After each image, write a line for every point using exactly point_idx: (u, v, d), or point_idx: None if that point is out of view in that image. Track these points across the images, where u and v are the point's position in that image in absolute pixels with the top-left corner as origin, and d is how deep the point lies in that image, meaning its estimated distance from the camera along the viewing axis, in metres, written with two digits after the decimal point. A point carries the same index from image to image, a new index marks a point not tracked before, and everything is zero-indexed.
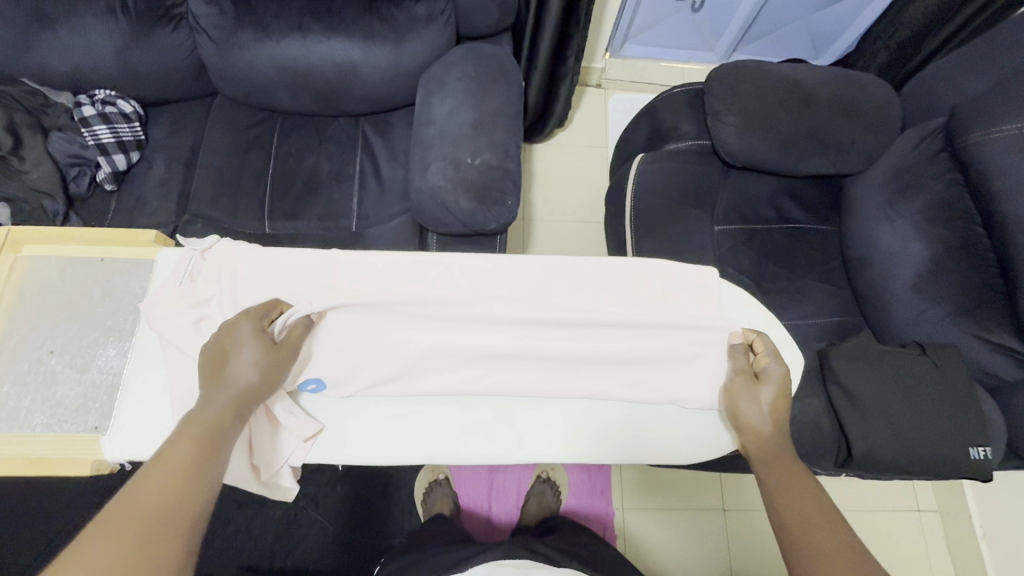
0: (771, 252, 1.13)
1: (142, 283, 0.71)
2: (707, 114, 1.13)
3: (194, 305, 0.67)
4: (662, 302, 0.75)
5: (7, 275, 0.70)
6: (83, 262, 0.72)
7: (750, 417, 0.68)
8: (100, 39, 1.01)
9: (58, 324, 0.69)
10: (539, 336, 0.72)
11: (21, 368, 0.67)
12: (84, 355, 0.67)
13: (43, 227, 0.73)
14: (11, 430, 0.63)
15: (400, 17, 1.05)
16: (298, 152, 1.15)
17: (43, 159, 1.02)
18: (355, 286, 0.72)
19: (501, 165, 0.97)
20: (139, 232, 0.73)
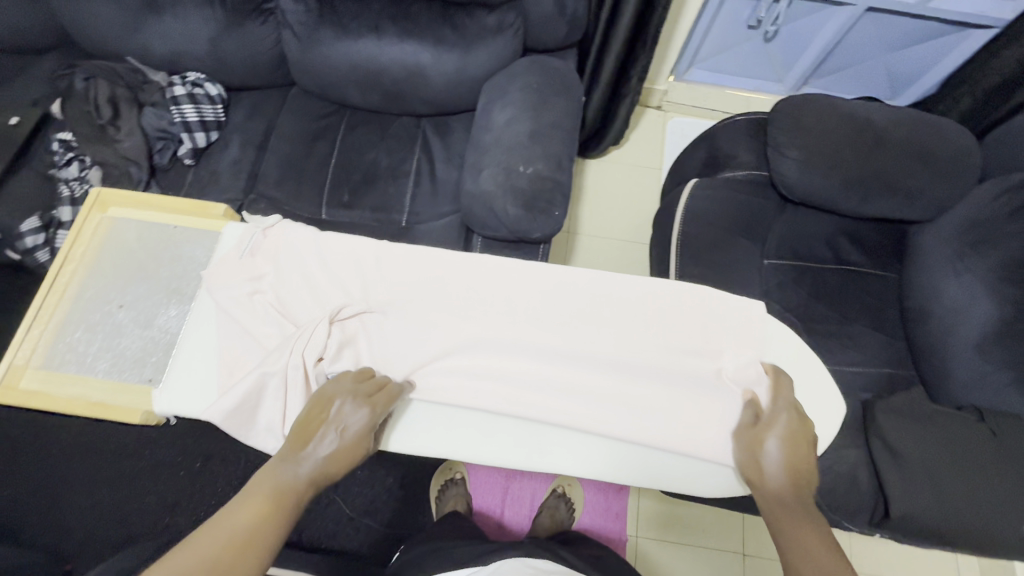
0: (823, 294, 1.09)
1: (207, 253, 0.76)
2: (768, 145, 1.10)
3: (250, 279, 0.72)
4: (696, 331, 0.75)
5: (93, 232, 0.77)
6: (158, 228, 0.77)
7: (762, 463, 0.64)
8: (197, 26, 1.10)
9: (128, 282, 0.75)
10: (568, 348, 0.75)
11: (93, 318, 0.73)
12: (147, 313, 0.73)
13: (130, 191, 0.79)
14: (78, 373, 0.69)
15: (471, 26, 1.08)
16: (361, 145, 1.20)
17: (135, 131, 1.12)
18: (400, 280, 0.75)
19: (553, 176, 0.98)
20: (210, 206, 0.78)
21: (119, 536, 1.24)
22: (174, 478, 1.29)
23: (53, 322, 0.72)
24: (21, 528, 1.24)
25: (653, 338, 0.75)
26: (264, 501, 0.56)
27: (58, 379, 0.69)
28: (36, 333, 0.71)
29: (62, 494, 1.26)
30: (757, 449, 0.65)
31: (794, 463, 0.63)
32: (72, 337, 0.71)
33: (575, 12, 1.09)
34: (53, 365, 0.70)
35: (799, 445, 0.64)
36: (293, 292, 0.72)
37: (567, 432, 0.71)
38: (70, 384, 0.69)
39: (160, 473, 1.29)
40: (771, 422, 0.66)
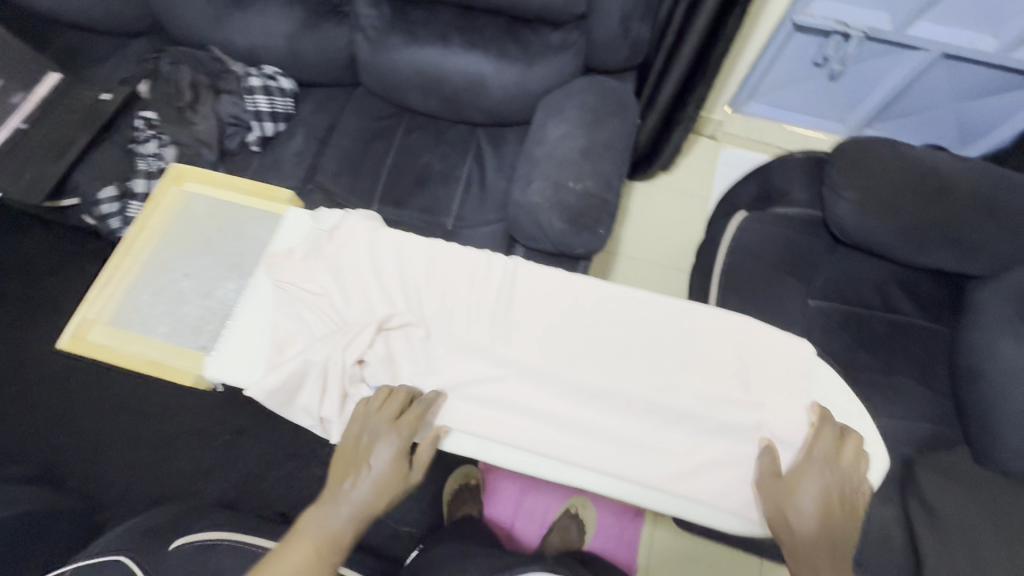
0: (870, 340, 1.05)
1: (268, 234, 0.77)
2: (824, 185, 1.08)
3: (308, 267, 0.71)
4: (758, 369, 0.67)
5: (168, 202, 0.81)
6: (229, 205, 0.81)
7: (793, 517, 0.59)
8: (279, 23, 1.17)
9: (195, 252, 0.77)
10: (608, 368, 0.67)
11: (159, 282, 0.75)
12: (209, 283, 0.75)
13: (205, 168, 0.83)
14: (138, 332, 0.72)
15: (535, 42, 1.11)
16: (416, 148, 1.24)
17: (210, 116, 1.18)
18: (455, 282, 0.71)
19: (601, 194, 0.99)
20: (279, 190, 0.80)
21: (149, 494, 1.30)
22: (204, 446, 1.34)
23: (124, 281, 0.76)
24: (63, 472, 1.32)
25: (710, 372, 0.66)
26: (318, 546, 0.59)
27: (118, 336, 0.71)
28: (106, 290, 0.74)
29: (104, 446, 1.34)
30: (787, 500, 0.59)
31: (828, 525, 0.58)
32: (138, 299, 0.74)
33: (639, 36, 1.10)
34: (115, 322, 0.73)
35: (833, 507, 0.59)
36: (344, 286, 0.70)
37: (604, 457, 0.64)
38: (130, 343, 0.71)
39: (193, 439, 1.35)
40: (805, 474, 0.60)
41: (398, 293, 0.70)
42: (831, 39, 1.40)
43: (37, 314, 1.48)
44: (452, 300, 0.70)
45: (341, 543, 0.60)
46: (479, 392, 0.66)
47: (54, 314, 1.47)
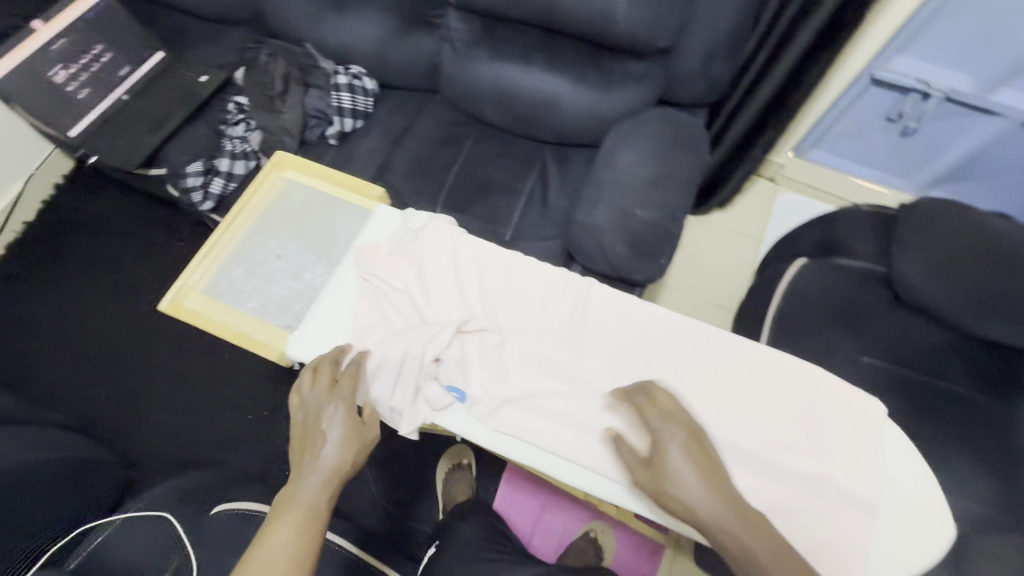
0: (922, 407, 1.02)
1: (357, 227, 0.82)
2: (893, 243, 1.06)
3: (396, 266, 0.75)
4: (827, 421, 0.66)
5: (268, 187, 0.87)
6: (323, 196, 0.86)
7: (689, 497, 0.56)
8: (372, 28, 1.24)
9: (288, 237, 0.83)
10: (675, 399, 0.66)
11: (254, 260, 0.81)
12: (298, 266, 0.80)
13: (305, 159, 0.88)
14: (232, 303, 0.78)
15: (615, 70, 1.14)
16: (483, 158, 1.28)
17: (297, 107, 1.25)
18: (529, 294, 0.72)
19: (666, 226, 1.00)
20: (370, 187, 0.84)
21: (181, 459, 1.32)
22: (238, 417, 1.36)
23: (224, 255, 0.82)
24: (103, 426, 1.34)
25: (778, 416, 0.66)
26: (299, 520, 0.60)
27: (216, 306, 0.78)
28: (206, 262, 0.81)
29: (145, 407, 1.37)
30: (669, 481, 0.57)
31: (716, 491, 0.56)
32: (234, 274, 0.80)
33: (718, 74, 1.13)
34: (213, 292, 0.79)
35: (714, 476, 0.57)
36: (425, 285, 0.73)
37: None
38: (223, 313, 0.77)
39: (229, 411, 1.37)
40: (664, 445, 0.58)
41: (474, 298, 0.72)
42: (908, 96, 1.38)
43: (98, 270, 1.52)
44: (525, 312, 0.72)
45: (319, 513, 0.61)
46: (544, 405, 0.67)
47: (114, 275, 1.51)
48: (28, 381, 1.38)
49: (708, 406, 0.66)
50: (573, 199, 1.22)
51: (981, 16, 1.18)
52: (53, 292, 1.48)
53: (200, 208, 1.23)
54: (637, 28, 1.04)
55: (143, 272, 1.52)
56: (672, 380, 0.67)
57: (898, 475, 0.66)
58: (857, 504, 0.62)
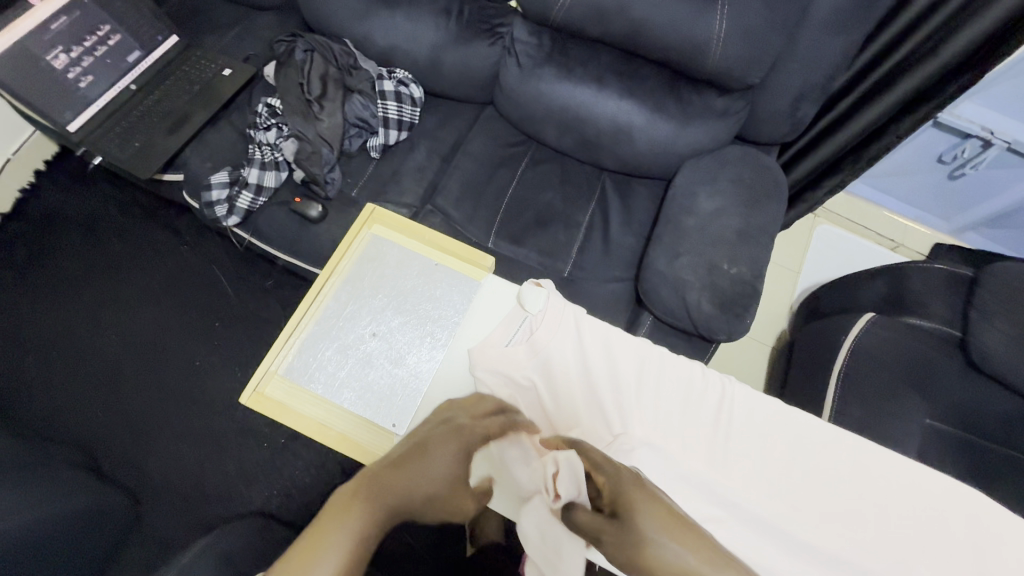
0: (992, 479, 0.98)
1: (463, 302, 0.74)
2: (970, 305, 1.03)
3: (516, 366, 0.67)
4: (990, 554, 0.59)
5: (355, 245, 0.77)
6: (421, 259, 0.78)
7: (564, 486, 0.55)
8: (428, 32, 1.11)
9: (384, 311, 0.73)
10: (830, 524, 0.60)
11: (346, 339, 0.71)
12: (400, 349, 0.71)
13: (398, 215, 0.80)
14: (324, 394, 0.68)
15: (698, 102, 1.05)
16: (540, 184, 1.17)
17: (336, 113, 1.12)
18: (660, 400, 0.66)
19: (754, 283, 0.93)
20: (480, 255, 0.78)
21: (191, 494, 1.18)
22: (248, 448, 1.22)
23: (307, 332, 0.72)
24: (106, 455, 1.19)
25: (938, 546, 0.60)
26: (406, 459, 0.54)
27: (308, 395, 0.68)
28: (291, 341, 0.71)
29: (153, 432, 1.22)
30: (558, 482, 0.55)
31: (676, 528, 0.47)
32: (323, 355, 0.70)
33: (804, 115, 1.06)
34: (299, 378, 0.69)
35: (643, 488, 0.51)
36: (553, 380, 0.67)
37: None
38: (316, 405, 0.68)
39: (245, 440, 1.23)
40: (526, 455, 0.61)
41: (608, 397, 0.65)
42: (968, 141, 1.34)
43: (88, 274, 1.35)
44: (664, 413, 0.65)
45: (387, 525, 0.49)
46: None
47: (112, 281, 1.35)
48: (16, 403, 1.22)
49: (871, 535, 0.60)
50: (639, 236, 1.13)
51: None
52: (37, 298, 1.32)
53: (224, 224, 1.09)
54: (733, 64, 0.95)
55: (144, 280, 1.36)
56: (830, 503, 0.61)
57: None
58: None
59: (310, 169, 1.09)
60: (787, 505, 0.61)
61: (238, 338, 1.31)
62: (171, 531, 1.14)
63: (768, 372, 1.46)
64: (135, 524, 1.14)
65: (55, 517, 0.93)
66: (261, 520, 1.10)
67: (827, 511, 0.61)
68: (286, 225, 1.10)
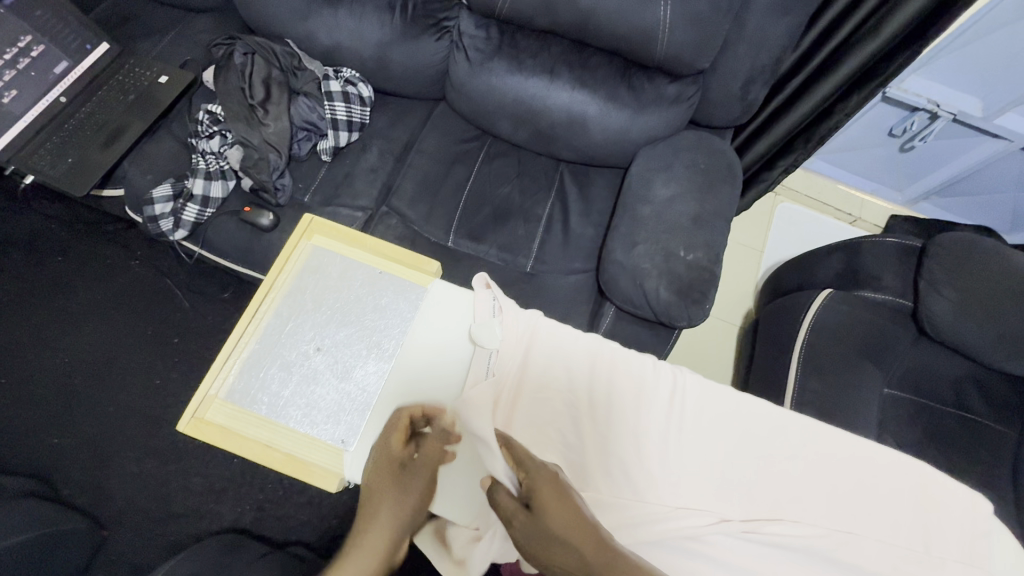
0: (943, 441, 1.02)
1: (411, 309, 0.73)
2: (919, 277, 1.05)
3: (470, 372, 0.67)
4: (928, 521, 0.62)
5: (296, 257, 0.76)
6: (366, 268, 0.77)
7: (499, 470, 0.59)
8: (372, 29, 1.08)
9: (328, 325, 0.72)
10: (779, 505, 0.62)
11: (289, 356, 0.70)
12: (346, 362, 0.70)
13: (341, 227, 0.79)
14: (269, 416, 0.66)
15: (649, 90, 1.04)
16: (496, 179, 1.16)
17: (282, 117, 1.09)
18: (614, 397, 0.66)
19: (711, 268, 0.93)
20: (426, 261, 0.78)
21: (159, 515, 1.14)
22: (217, 465, 1.19)
23: (247, 352, 0.70)
24: (65, 480, 1.15)
25: (881, 516, 0.62)
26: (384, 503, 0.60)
27: (251, 416, 0.66)
28: (231, 362, 0.69)
29: (114, 454, 1.18)
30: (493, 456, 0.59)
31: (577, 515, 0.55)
32: (266, 374, 0.69)
33: (754, 99, 1.06)
34: (241, 402, 0.67)
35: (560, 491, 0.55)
36: (502, 377, 0.66)
37: None
38: (261, 426, 0.66)
39: (212, 456, 1.20)
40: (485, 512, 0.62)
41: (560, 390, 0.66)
42: (916, 114, 1.35)
43: (32, 297, 1.30)
44: (616, 404, 0.66)
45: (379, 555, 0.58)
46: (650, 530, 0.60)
47: (60, 301, 1.30)
48: None
49: (821, 511, 0.61)
50: (598, 227, 1.13)
51: (1006, 40, 1.15)
52: None
53: (172, 238, 1.06)
54: (681, 50, 0.95)
55: (95, 299, 1.30)
56: (781, 482, 0.62)
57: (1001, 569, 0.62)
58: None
59: (257, 177, 1.05)
60: (739, 488, 0.62)
61: (199, 353, 1.27)
62: (139, 554, 1.11)
63: (737, 351, 1.48)
64: (99, 550, 1.10)
65: (26, 544, 0.90)
66: (234, 536, 1.08)
67: (778, 490, 0.62)
68: (236, 234, 1.07)
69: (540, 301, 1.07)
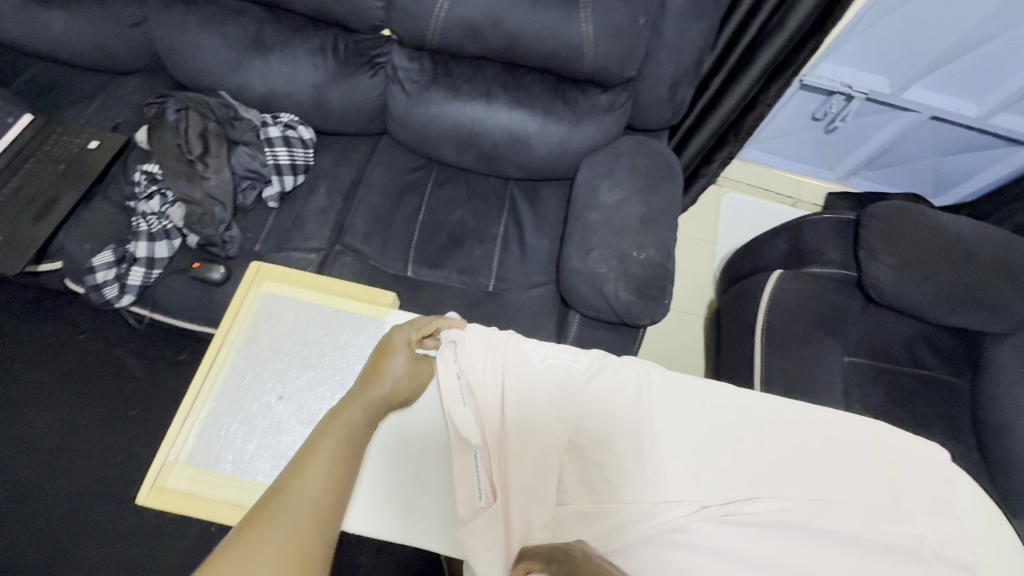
0: (905, 399, 1.07)
1: (370, 344, 0.73)
2: (858, 248, 1.11)
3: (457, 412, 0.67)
4: (895, 477, 0.64)
5: (248, 307, 0.75)
6: (320, 309, 0.76)
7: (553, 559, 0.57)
8: (306, 72, 1.09)
9: (288, 371, 0.70)
10: (756, 481, 0.63)
11: (250, 409, 0.68)
12: (310, 407, 0.68)
13: (290, 271, 0.78)
14: (235, 473, 0.64)
15: (583, 102, 1.08)
16: (449, 204, 1.17)
17: (223, 168, 1.07)
18: (591, 405, 0.67)
19: (665, 265, 0.97)
20: (380, 294, 0.79)
21: None
22: (194, 535, 1.13)
23: (206, 411, 0.68)
24: None
25: (851, 478, 0.64)
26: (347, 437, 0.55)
27: (215, 476, 0.64)
28: (190, 425, 0.67)
29: (79, 542, 1.11)
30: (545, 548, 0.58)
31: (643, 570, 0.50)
32: (228, 431, 0.67)
33: (682, 100, 1.12)
34: (206, 463, 0.65)
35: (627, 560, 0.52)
36: (484, 415, 0.66)
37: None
38: (228, 485, 0.63)
39: (187, 526, 1.14)
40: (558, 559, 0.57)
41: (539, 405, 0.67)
42: (833, 97, 1.44)
43: None
44: (596, 407, 0.66)
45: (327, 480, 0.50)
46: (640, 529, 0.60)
47: (1, 387, 1.22)
48: None
49: (795, 483, 0.63)
50: (553, 239, 1.15)
51: (900, 22, 1.26)
52: None
53: (118, 305, 1.03)
54: (607, 63, 0.99)
55: (41, 380, 1.24)
56: (753, 459, 0.64)
57: (966, 512, 0.65)
58: (967, 570, 0.60)
59: (203, 232, 1.04)
60: (716, 471, 0.63)
61: (161, 420, 1.22)
62: None
63: (705, 341, 1.51)
64: None
65: None
66: None
67: (752, 467, 0.64)
68: (188, 292, 1.04)
69: (507, 319, 1.08)
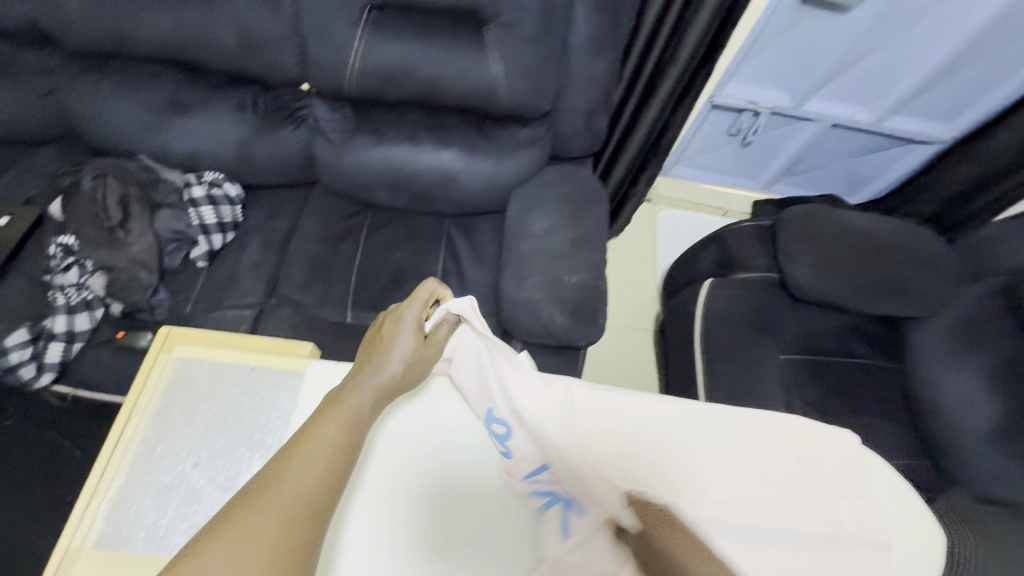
0: (840, 389, 1.12)
1: (290, 399, 0.70)
2: (778, 251, 1.17)
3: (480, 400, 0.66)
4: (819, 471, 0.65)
5: (159, 374, 0.72)
6: (235, 368, 0.74)
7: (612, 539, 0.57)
8: (228, 129, 1.10)
9: (204, 436, 0.68)
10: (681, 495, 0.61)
11: (164, 481, 0.65)
12: (228, 472, 0.66)
13: (200, 331, 0.76)
14: (147, 552, 0.61)
15: (505, 137, 1.12)
16: (386, 246, 1.18)
17: (147, 233, 1.05)
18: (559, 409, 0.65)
19: (596, 285, 0.99)
20: (296, 344, 0.76)
21: None
22: None
23: (115, 489, 0.65)
24: None
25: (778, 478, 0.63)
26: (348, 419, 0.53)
27: (121, 560, 0.60)
28: (94, 508, 0.63)
29: None
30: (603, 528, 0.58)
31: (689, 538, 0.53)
32: (139, 508, 0.63)
33: (600, 127, 1.17)
34: (114, 546, 0.61)
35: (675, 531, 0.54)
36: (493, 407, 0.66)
37: None
38: (136, 568, 0.59)
39: None
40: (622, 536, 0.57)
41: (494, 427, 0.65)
42: (743, 114, 1.55)
43: None
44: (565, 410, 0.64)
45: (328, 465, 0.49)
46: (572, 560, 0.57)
47: None
48: None
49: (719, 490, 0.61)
50: (491, 270, 1.17)
51: (790, 43, 1.38)
52: None
53: (38, 385, 0.98)
54: (522, 99, 1.04)
55: None
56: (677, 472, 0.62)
57: (883, 493, 0.68)
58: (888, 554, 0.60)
59: (129, 298, 1.02)
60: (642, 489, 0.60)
61: None
62: None
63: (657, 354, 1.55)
64: None
65: None
66: None
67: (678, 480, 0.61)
68: (113, 363, 1.00)
69: None
